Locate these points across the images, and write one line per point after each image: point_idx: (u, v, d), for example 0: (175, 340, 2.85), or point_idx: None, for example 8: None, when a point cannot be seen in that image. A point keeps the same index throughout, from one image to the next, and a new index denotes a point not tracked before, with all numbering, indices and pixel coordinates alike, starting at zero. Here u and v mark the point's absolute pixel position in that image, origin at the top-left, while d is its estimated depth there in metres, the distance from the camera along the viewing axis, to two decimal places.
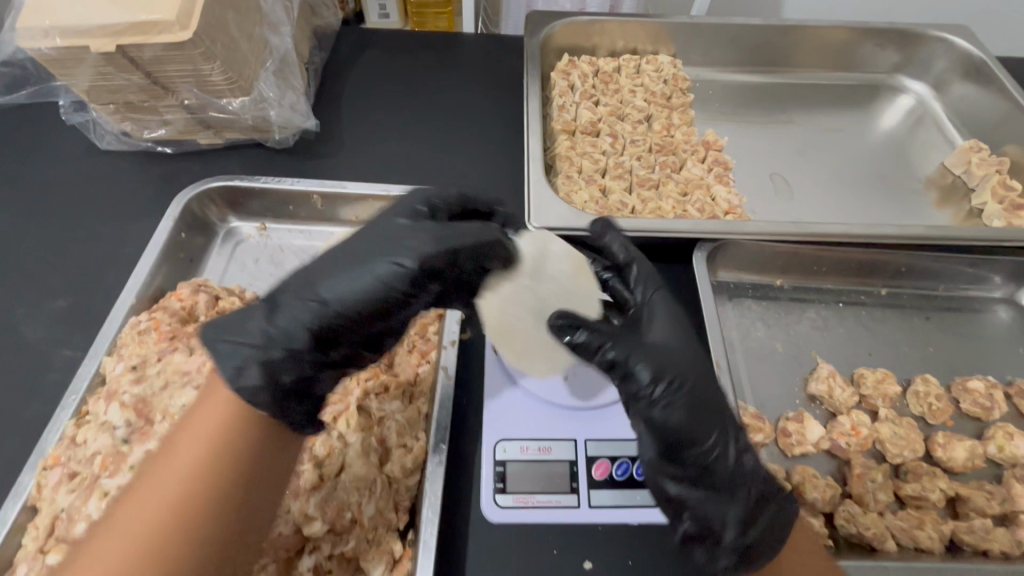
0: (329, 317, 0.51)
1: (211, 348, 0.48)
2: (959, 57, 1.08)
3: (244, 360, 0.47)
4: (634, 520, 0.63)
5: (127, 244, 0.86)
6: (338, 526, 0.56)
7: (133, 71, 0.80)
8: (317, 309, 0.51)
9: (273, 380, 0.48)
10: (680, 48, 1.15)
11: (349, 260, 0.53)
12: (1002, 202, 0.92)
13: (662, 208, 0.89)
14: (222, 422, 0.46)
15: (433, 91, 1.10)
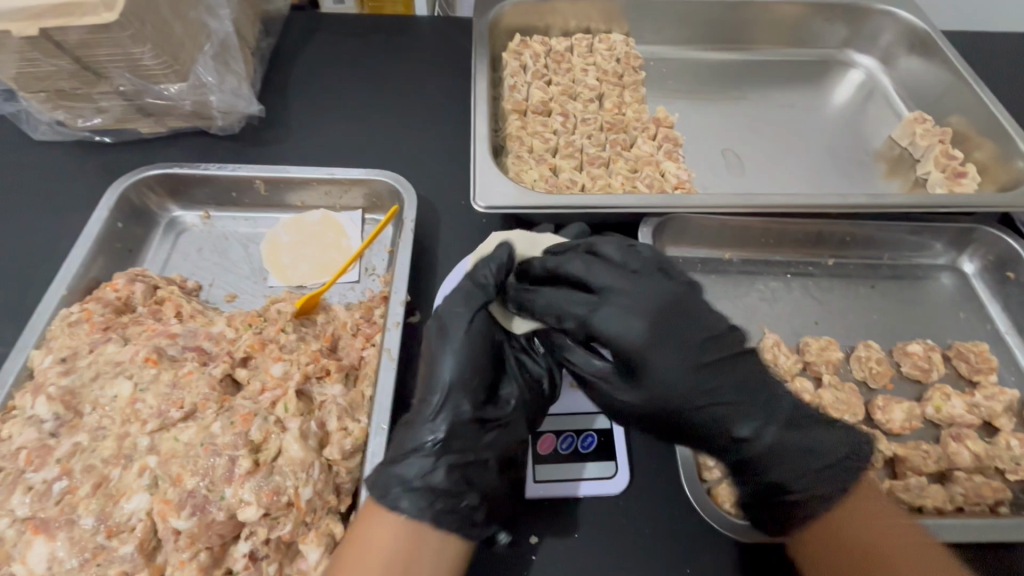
0: (440, 427, 0.58)
1: (385, 479, 0.55)
2: (905, 29, 1.09)
3: (407, 477, 0.55)
4: (578, 493, 0.63)
5: (64, 237, 0.84)
6: (274, 511, 0.55)
7: (60, 56, 0.76)
8: (426, 425, 0.58)
9: (455, 482, 0.56)
10: (634, 27, 1.14)
11: (435, 372, 0.60)
12: (944, 170, 0.95)
13: (612, 185, 0.89)
14: (408, 523, 0.53)
15: (384, 74, 1.08)
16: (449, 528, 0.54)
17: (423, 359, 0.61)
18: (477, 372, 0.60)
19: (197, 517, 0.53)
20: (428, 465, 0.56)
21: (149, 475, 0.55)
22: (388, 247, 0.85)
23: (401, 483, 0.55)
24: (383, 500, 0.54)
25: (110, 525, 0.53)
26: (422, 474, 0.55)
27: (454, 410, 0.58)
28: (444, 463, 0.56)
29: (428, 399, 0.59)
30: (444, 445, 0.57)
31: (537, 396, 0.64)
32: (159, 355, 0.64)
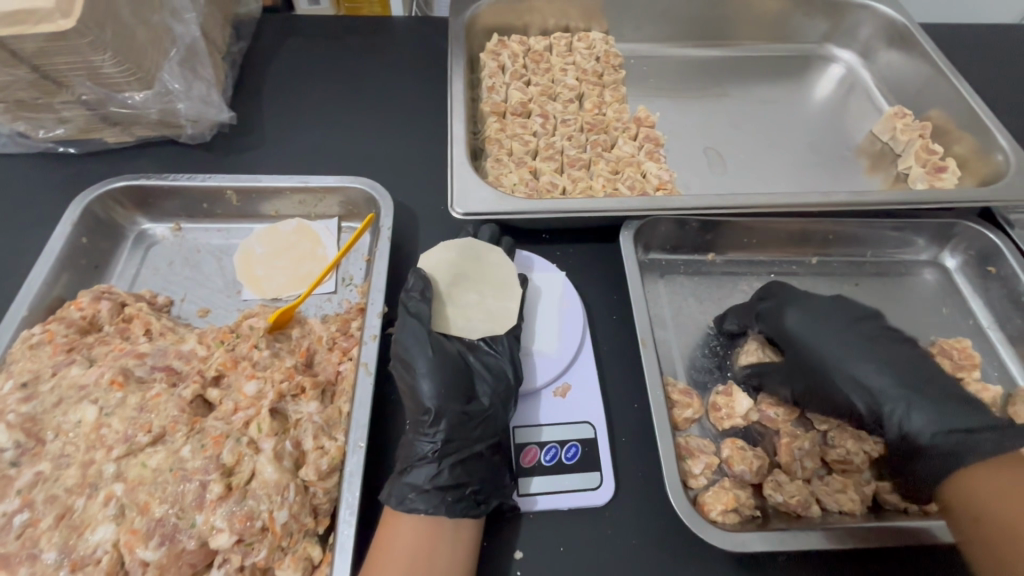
0: (427, 430, 0.59)
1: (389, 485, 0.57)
2: (883, 23, 1.09)
3: (416, 483, 0.57)
4: (563, 505, 0.62)
5: (29, 254, 0.81)
6: (247, 536, 0.53)
7: (17, 65, 0.72)
8: (416, 434, 0.60)
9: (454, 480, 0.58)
10: (613, 25, 1.13)
11: (412, 383, 0.62)
12: (925, 165, 0.94)
13: (593, 187, 0.87)
14: (425, 519, 0.56)
15: (360, 77, 1.06)
16: (462, 515, 0.56)
17: (401, 372, 0.63)
18: (450, 380, 0.61)
19: (167, 547, 0.52)
20: (428, 470, 0.58)
21: (115, 504, 0.53)
22: (365, 256, 0.83)
23: (414, 488, 0.57)
24: (400, 506, 0.56)
25: (74, 559, 0.51)
26: (425, 481, 0.57)
27: (439, 415, 0.59)
28: (441, 465, 0.58)
29: (415, 410, 0.61)
30: (440, 451, 0.58)
31: (505, 386, 0.64)
32: (125, 376, 0.61)
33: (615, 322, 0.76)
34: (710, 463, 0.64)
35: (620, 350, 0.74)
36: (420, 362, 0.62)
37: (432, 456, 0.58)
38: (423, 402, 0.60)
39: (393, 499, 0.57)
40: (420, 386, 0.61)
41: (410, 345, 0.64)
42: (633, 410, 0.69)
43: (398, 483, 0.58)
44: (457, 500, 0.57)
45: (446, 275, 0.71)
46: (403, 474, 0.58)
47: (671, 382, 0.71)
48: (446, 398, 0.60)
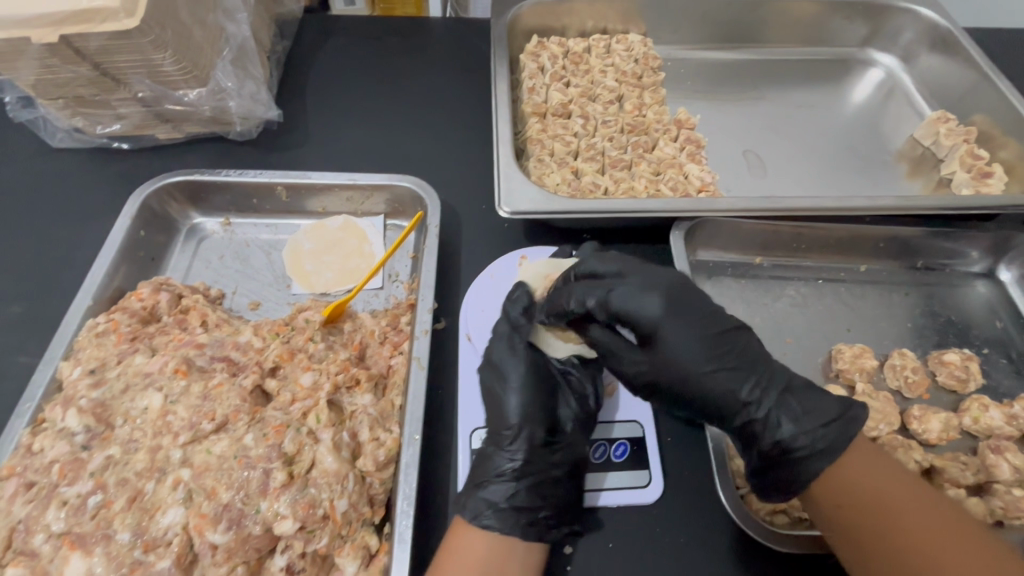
0: (514, 448, 0.61)
1: (465, 500, 0.59)
2: (925, 27, 1.08)
3: (492, 499, 0.58)
4: (613, 502, 0.63)
5: (86, 245, 0.83)
6: (309, 524, 0.55)
7: (79, 62, 0.74)
8: (500, 448, 0.61)
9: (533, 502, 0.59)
10: (650, 27, 1.13)
11: (502, 400, 0.63)
12: (970, 170, 0.93)
13: (635, 188, 0.88)
14: (498, 537, 0.56)
15: (400, 77, 1.07)
16: (535, 538, 0.57)
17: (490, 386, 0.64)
18: (538, 400, 0.63)
19: (234, 531, 0.53)
20: (509, 490, 0.59)
21: (183, 489, 0.55)
22: (412, 253, 0.85)
23: (488, 505, 0.58)
24: (473, 521, 0.57)
25: (147, 540, 0.52)
26: (502, 498, 0.58)
27: (521, 433, 0.61)
28: (522, 485, 0.59)
29: (501, 428, 0.62)
30: (519, 470, 0.60)
31: (586, 409, 0.65)
32: (188, 365, 0.63)
33: None
34: None
35: None
36: (511, 378, 0.64)
37: (511, 474, 0.60)
38: (512, 420, 0.62)
39: (467, 513, 0.57)
40: (507, 401, 0.63)
41: (501, 360, 0.65)
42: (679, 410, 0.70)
43: (475, 498, 0.58)
44: (529, 520, 0.58)
45: (553, 285, 0.69)
46: (481, 487, 0.59)
47: None
48: (534, 415, 0.63)
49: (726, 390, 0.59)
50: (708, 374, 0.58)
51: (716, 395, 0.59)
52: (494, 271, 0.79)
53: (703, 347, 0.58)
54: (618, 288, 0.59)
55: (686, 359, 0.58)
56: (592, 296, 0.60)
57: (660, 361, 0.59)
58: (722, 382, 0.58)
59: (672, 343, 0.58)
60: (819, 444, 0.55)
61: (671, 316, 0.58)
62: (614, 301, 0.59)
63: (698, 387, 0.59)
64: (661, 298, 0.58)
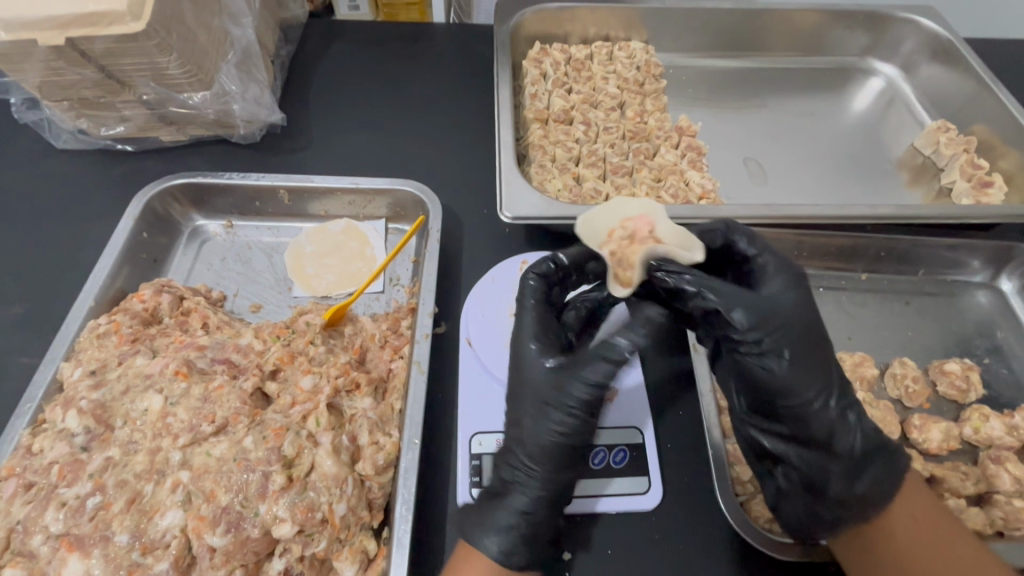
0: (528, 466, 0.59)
1: (475, 523, 0.57)
2: (926, 37, 1.09)
3: (506, 522, 0.57)
4: (613, 510, 0.63)
5: (88, 246, 0.84)
6: (308, 527, 0.55)
7: (85, 65, 0.75)
8: (512, 468, 0.60)
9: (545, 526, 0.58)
10: (652, 34, 1.14)
11: (520, 412, 0.60)
12: (970, 180, 0.94)
13: (636, 195, 0.88)
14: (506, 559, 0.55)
15: (403, 82, 1.08)
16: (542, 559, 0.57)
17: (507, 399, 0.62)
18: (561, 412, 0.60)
19: (232, 534, 0.53)
20: (524, 511, 0.57)
21: (182, 491, 0.55)
22: (413, 257, 0.85)
23: (503, 527, 0.56)
24: (484, 544, 0.55)
25: (145, 542, 0.52)
26: (519, 520, 0.56)
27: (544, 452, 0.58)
28: (539, 505, 0.57)
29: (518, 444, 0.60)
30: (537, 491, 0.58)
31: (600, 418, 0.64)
32: (189, 367, 0.63)
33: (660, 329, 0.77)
34: None
35: (663, 359, 0.75)
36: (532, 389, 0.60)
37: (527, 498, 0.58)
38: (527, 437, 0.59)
39: (477, 536, 0.56)
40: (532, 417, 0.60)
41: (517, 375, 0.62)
42: (678, 417, 0.70)
43: (488, 519, 0.57)
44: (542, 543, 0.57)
45: (629, 231, 0.65)
46: (495, 510, 0.57)
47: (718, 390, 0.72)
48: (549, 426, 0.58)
49: (810, 377, 0.55)
50: (808, 356, 0.55)
51: (807, 385, 0.56)
52: (495, 275, 0.79)
53: (815, 336, 0.56)
54: (774, 255, 0.61)
55: (800, 348, 0.55)
56: (730, 241, 0.63)
57: (799, 327, 0.56)
58: (829, 373, 0.56)
59: (787, 304, 0.56)
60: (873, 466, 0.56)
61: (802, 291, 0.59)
62: (780, 280, 0.59)
63: (808, 380, 0.55)
64: (789, 277, 0.59)
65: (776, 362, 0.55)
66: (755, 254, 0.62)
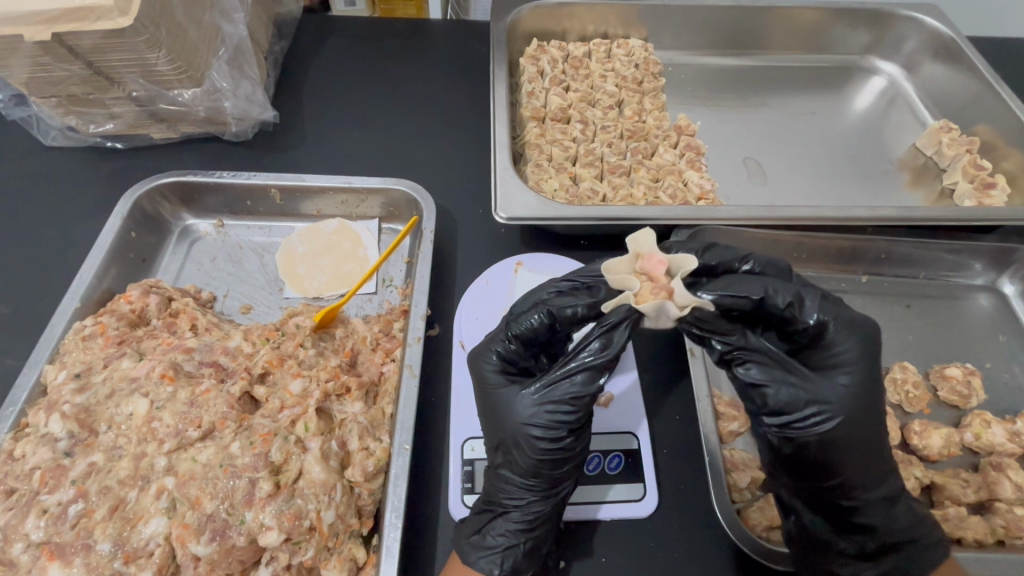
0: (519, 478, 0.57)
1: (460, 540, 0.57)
2: (929, 36, 1.07)
3: (495, 543, 0.56)
4: (607, 516, 0.61)
5: (75, 245, 0.82)
6: (295, 536, 0.53)
7: (72, 61, 0.73)
8: (504, 481, 0.58)
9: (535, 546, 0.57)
10: (651, 32, 1.12)
11: (504, 425, 0.56)
12: (972, 181, 0.92)
13: (634, 195, 0.87)
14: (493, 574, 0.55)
15: (399, 79, 1.06)
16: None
17: (488, 410, 0.58)
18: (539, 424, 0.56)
19: (217, 543, 0.52)
20: (518, 524, 0.56)
21: (167, 498, 0.54)
22: (406, 258, 0.84)
23: (494, 549, 0.56)
24: (475, 565, 0.55)
25: (128, 551, 0.51)
26: (515, 534, 0.56)
27: (531, 470, 0.56)
28: (533, 517, 0.56)
29: (507, 457, 0.57)
30: (525, 508, 0.57)
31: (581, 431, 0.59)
32: (175, 371, 0.61)
33: (656, 333, 0.76)
34: (756, 478, 0.64)
35: (659, 363, 0.74)
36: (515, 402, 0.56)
37: (518, 520, 0.56)
38: (514, 450, 0.56)
39: (468, 556, 0.56)
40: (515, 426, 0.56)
41: (497, 385, 0.58)
42: (674, 423, 0.69)
43: (479, 540, 0.57)
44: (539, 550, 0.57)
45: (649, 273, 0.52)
46: (487, 531, 0.57)
47: (715, 394, 0.71)
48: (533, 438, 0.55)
49: (862, 454, 0.54)
50: (865, 434, 0.54)
51: (857, 462, 0.54)
52: (489, 278, 0.77)
53: (872, 413, 0.55)
54: (849, 326, 0.56)
55: (857, 426, 0.53)
56: (797, 298, 0.55)
57: (852, 410, 0.54)
58: (878, 452, 0.55)
59: (840, 388, 0.54)
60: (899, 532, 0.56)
61: (868, 364, 0.55)
62: (849, 354, 0.55)
63: (846, 462, 0.54)
64: (862, 346, 0.55)
65: (816, 442, 0.54)
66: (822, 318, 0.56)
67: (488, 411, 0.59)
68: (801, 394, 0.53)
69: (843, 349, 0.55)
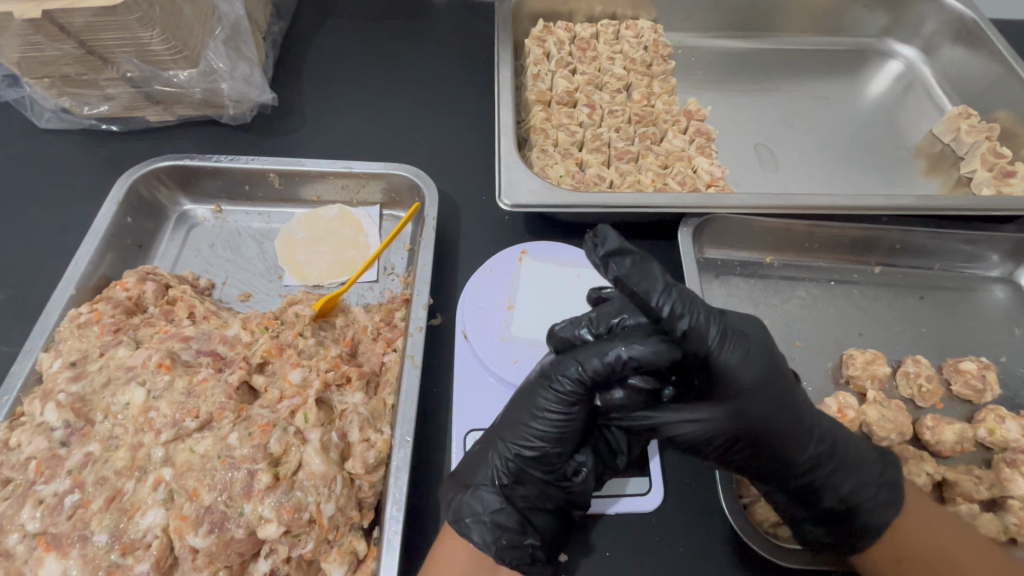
0: (544, 454, 0.55)
1: (446, 502, 0.56)
2: (949, 17, 1.03)
3: (479, 510, 0.54)
4: (616, 509, 0.61)
5: (71, 230, 0.81)
6: (295, 528, 0.52)
7: (64, 40, 0.71)
8: (508, 453, 0.55)
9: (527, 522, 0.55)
10: (661, 13, 1.09)
11: (530, 406, 0.55)
12: (991, 169, 0.89)
13: (642, 182, 0.85)
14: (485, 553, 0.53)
15: (400, 61, 1.03)
16: (513, 565, 0.52)
17: (516, 402, 0.57)
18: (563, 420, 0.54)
19: (215, 535, 0.51)
20: (523, 498, 0.55)
21: (165, 489, 0.53)
22: (408, 246, 0.82)
23: (479, 516, 0.53)
24: (457, 528, 0.53)
25: (124, 542, 0.50)
26: (510, 516, 0.54)
27: (553, 450, 0.55)
28: (533, 499, 0.56)
29: (524, 433, 0.55)
30: (530, 485, 0.56)
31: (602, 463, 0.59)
32: (172, 360, 0.60)
33: None
34: None
35: None
36: (563, 381, 0.53)
37: (518, 497, 0.55)
38: (534, 427, 0.55)
39: (461, 531, 0.53)
40: (545, 408, 0.54)
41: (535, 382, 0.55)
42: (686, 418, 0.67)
43: (462, 512, 0.54)
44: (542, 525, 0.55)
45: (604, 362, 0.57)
46: (474, 510, 0.54)
47: None
48: (585, 415, 0.55)
49: (798, 449, 0.54)
50: (803, 438, 0.54)
51: (797, 456, 0.54)
52: (493, 266, 0.75)
53: (795, 417, 0.53)
54: (728, 326, 0.52)
55: (776, 431, 0.53)
56: (686, 315, 0.49)
57: (769, 414, 0.53)
58: (813, 443, 0.54)
59: (762, 402, 0.52)
60: (880, 499, 0.54)
61: (761, 373, 0.52)
62: (733, 357, 0.51)
63: (800, 427, 0.54)
64: (759, 356, 0.53)
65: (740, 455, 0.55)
66: (695, 324, 0.49)
67: (516, 401, 0.57)
68: (750, 429, 0.53)
69: (731, 359, 0.51)
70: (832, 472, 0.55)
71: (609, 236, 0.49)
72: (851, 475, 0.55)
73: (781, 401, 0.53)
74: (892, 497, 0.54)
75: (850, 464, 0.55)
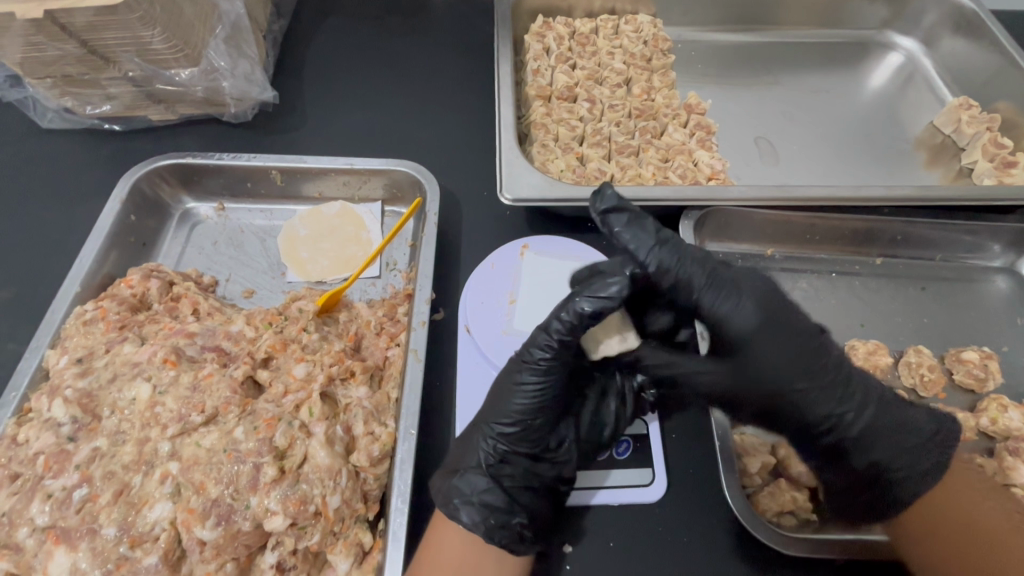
0: (528, 428, 0.56)
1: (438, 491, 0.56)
2: (951, 9, 1.03)
3: (466, 491, 0.55)
4: (618, 500, 0.61)
5: (74, 229, 0.81)
6: (301, 520, 0.53)
7: (66, 40, 0.71)
8: (494, 432, 0.56)
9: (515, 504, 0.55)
10: (661, 8, 1.09)
11: (509, 382, 0.57)
12: (992, 160, 0.89)
13: (643, 175, 0.85)
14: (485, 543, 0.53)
15: (400, 57, 1.03)
16: (502, 544, 0.53)
17: (498, 383, 0.58)
18: (544, 392, 0.56)
19: (222, 527, 0.51)
20: (509, 475, 0.56)
21: (171, 483, 0.53)
22: (410, 242, 0.82)
23: (467, 497, 0.54)
24: (445, 511, 0.54)
25: (133, 535, 0.51)
26: (499, 492, 0.55)
27: (536, 422, 0.56)
28: (523, 475, 0.56)
29: (506, 408, 0.56)
30: (517, 461, 0.57)
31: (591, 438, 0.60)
32: (177, 355, 0.60)
33: None
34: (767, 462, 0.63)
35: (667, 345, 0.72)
36: (535, 353, 0.55)
37: (505, 474, 0.56)
38: (516, 402, 0.56)
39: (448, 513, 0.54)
40: (522, 382, 0.56)
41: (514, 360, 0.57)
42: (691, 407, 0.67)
43: (452, 491, 0.55)
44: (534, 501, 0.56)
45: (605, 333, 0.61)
46: (462, 489, 0.55)
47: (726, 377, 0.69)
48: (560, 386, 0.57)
49: (808, 401, 0.57)
50: (810, 391, 0.56)
51: (806, 408, 0.57)
52: (495, 261, 0.76)
53: (800, 369, 0.56)
54: (722, 276, 0.56)
55: (781, 379, 0.56)
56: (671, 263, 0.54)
57: (780, 365, 0.56)
58: (825, 400, 0.57)
59: (763, 353, 0.55)
60: (907, 457, 0.56)
61: (764, 326, 0.55)
62: (729, 306, 0.55)
63: (812, 381, 0.56)
64: (761, 306, 0.55)
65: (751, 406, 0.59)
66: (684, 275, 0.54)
67: (497, 381, 0.59)
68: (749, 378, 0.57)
69: (729, 311, 0.55)
70: (854, 433, 0.57)
71: (609, 194, 0.56)
72: (877, 442, 0.57)
73: (791, 351, 0.56)
74: (915, 455, 0.56)
75: (870, 422, 0.57)
